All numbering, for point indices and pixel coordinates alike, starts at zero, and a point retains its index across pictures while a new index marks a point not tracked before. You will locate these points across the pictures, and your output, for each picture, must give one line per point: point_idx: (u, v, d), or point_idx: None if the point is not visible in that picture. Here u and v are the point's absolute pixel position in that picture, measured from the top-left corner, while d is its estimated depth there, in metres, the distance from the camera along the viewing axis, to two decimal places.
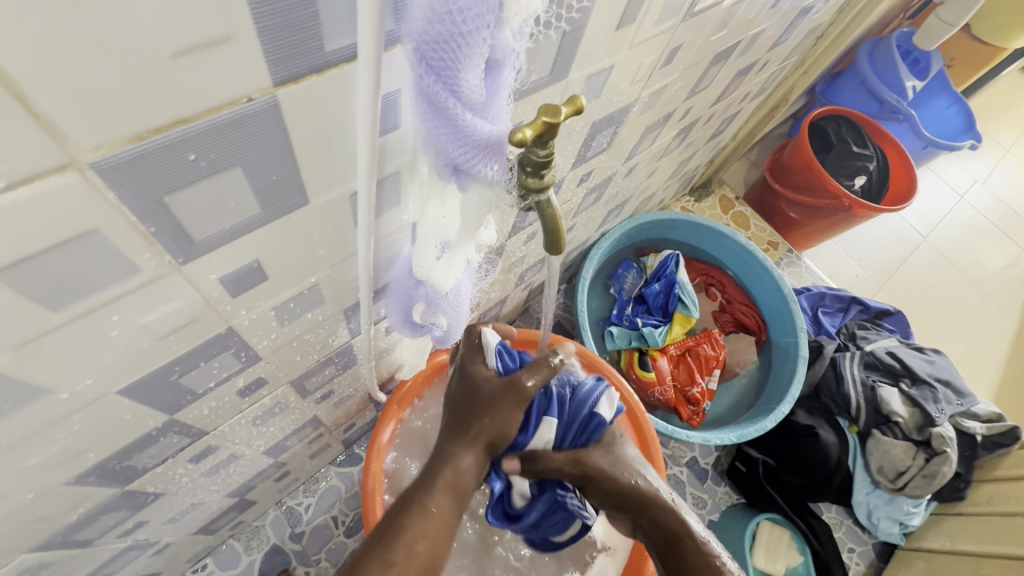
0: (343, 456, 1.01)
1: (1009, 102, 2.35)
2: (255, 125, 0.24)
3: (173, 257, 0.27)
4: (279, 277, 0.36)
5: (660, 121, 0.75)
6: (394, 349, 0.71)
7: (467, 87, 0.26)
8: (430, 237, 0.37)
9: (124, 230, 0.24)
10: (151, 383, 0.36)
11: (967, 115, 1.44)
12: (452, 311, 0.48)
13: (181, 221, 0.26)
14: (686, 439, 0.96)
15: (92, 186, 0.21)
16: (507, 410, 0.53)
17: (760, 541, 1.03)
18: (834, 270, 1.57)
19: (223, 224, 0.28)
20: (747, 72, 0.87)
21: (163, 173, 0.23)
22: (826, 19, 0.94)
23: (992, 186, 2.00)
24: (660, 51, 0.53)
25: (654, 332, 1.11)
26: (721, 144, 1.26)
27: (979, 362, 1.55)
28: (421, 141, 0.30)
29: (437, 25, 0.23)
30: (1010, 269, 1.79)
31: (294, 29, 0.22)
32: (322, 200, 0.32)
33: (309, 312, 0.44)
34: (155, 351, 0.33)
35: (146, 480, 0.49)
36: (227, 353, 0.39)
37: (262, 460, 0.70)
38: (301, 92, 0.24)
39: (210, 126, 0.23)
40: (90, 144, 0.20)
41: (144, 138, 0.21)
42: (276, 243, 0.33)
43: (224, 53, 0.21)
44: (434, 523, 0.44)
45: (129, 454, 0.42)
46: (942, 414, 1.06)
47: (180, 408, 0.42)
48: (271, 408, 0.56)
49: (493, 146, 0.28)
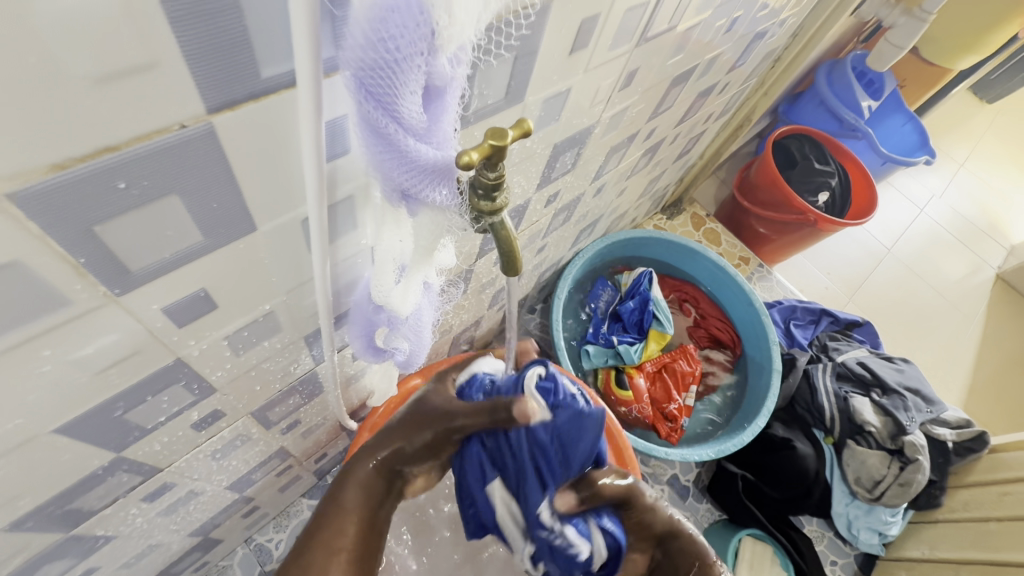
0: (315, 487, 0.98)
1: (960, 118, 2.48)
2: (190, 152, 0.24)
3: (108, 288, 0.26)
4: (230, 305, 0.35)
5: (625, 141, 0.77)
6: (362, 375, 0.68)
7: (407, 113, 0.26)
8: (386, 261, 0.37)
9: (51, 262, 0.23)
10: (94, 420, 0.34)
11: (921, 132, 1.51)
12: (413, 335, 0.47)
13: (115, 251, 0.25)
14: (665, 456, 0.96)
15: (10, 217, 0.20)
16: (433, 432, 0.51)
17: (743, 558, 1.02)
18: (804, 284, 1.62)
19: (162, 252, 0.27)
20: (709, 93, 0.90)
21: (89, 202, 0.22)
22: (781, 43, 0.99)
23: (950, 199, 2.09)
24: (617, 75, 0.54)
25: (630, 350, 1.12)
26: (689, 164, 1.29)
27: (948, 369, 1.59)
28: (369, 167, 0.30)
29: (372, 53, 0.23)
30: (970, 278, 1.86)
31: (226, 55, 0.22)
32: (270, 226, 0.32)
33: (265, 340, 0.43)
34: (95, 386, 0.32)
35: (95, 522, 0.47)
36: (177, 385, 0.38)
37: (226, 495, 0.68)
38: (240, 120, 0.24)
39: (142, 152, 0.22)
40: (7, 174, 0.19)
41: (66, 167, 0.20)
42: (223, 271, 0.32)
43: (152, 79, 0.20)
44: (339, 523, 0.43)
45: (74, 496, 0.40)
46: (913, 422, 1.07)
47: (128, 445, 0.40)
48: (231, 440, 0.54)
49: (441, 171, 0.29)
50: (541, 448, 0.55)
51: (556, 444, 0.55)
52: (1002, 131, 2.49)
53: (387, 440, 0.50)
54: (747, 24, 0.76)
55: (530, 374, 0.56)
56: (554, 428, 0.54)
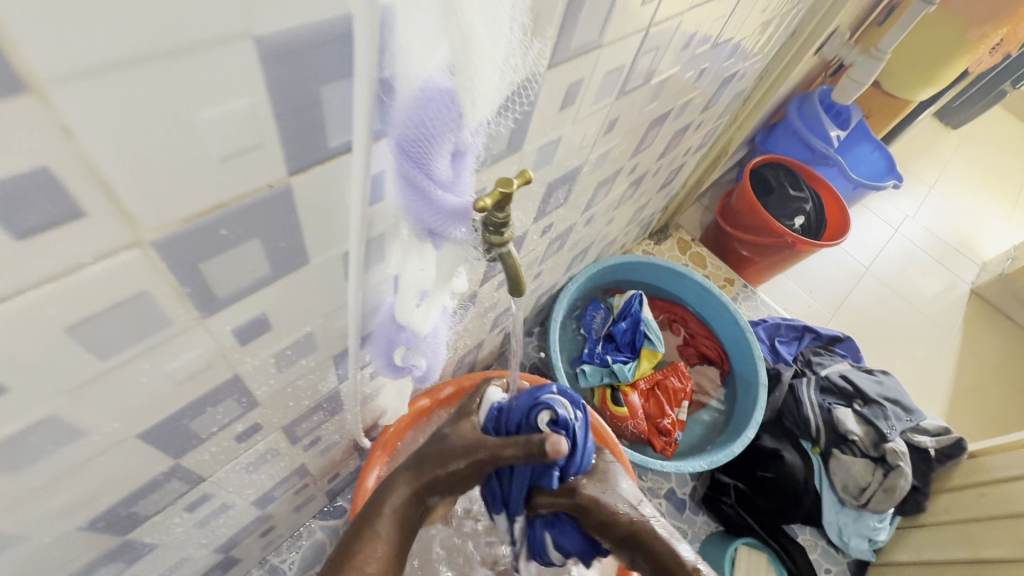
0: (327, 508, 1.03)
1: (928, 143, 2.62)
2: (272, 204, 0.31)
3: (199, 311, 0.33)
4: (281, 326, 0.42)
5: (611, 176, 0.85)
6: (378, 395, 0.74)
7: (439, 171, 0.33)
8: (409, 288, 0.44)
9: (166, 291, 0.30)
10: (166, 427, 0.40)
11: (888, 158, 1.63)
12: (431, 352, 0.54)
13: (210, 282, 0.32)
14: (661, 469, 1.01)
15: (149, 258, 0.27)
16: (466, 462, 0.59)
17: (740, 567, 1.06)
18: (788, 302, 1.70)
19: (241, 282, 0.34)
20: (686, 130, 0.99)
21: (200, 244, 0.29)
22: (749, 84, 1.10)
23: (923, 219, 2.20)
24: (600, 123, 0.62)
25: (624, 368, 1.18)
26: (672, 193, 1.38)
27: (930, 382, 1.66)
28: (403, 210, 0.37)
29: (417, 130, 0.30)
30: (946, 294, 1.95)
31: (307, 133, 0.29)
32: (319, 258, 0.39)
33: (303, 358, 0.49)
34: (173, 395, 0.38)
35: (144, 529, 0.51)
36: (230, 398, 0.44)
37: (250, 511, 0.73)
38: (307, 180, 0.31)
39: (241, 206, 0.29)
40: (154, 228, 0.26)
41: (190, 221, 0.27)
42: (281, 297, 0.39)
43: (256, 155, 0.27)
44: (380, 552, 0.53)
45: (136, 499, 0.45)
46: (893, 430, 1.14)
47: (185, 452, 0.46)
48: (263, 454, 0.60)
49: (461, 214, 0.36)
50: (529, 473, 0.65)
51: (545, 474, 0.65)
52: (967, 155, 2.64)
53: (421, 470, 0.59)
54: (716, 70, 0.85)
55: (540, 415, 0.62)
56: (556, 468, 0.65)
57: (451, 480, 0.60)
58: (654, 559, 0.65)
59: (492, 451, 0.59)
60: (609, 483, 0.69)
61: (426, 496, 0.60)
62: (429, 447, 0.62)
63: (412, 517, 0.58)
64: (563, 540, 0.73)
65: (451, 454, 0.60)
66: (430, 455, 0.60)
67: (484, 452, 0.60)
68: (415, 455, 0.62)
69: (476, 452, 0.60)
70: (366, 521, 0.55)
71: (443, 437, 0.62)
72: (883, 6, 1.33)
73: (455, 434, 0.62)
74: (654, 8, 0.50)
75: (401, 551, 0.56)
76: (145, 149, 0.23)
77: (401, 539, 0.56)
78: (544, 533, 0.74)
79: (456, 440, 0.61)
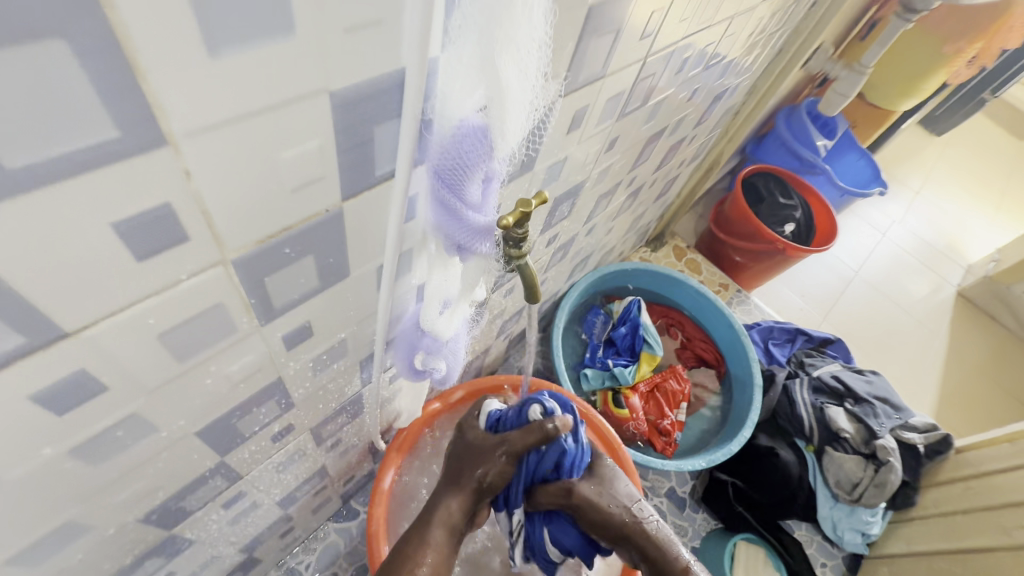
0: (341, 511, 1.06)
1: (913, 150, 2.71)
2: (326, 226, 0.35)
3: (259, 319, 0.37)
4: (321, 332, 0.46)
5: (611, 189, 0.91)
6: (394, 398, 0.79)
7: (470, 196, 0.38)
8: (434, 297, 0.48)
9: (236, 303, 0.34)
10: (218, 425, 0.44)
11: (873, 166, 1.70)
12: (450, 354, 0.58)
13: (271, 293, 0.36)
14: (661, 467, 1.06)
15: (228, 274, 0.31)
16: (497, 466, 0.63)
17: (739, 561, 1.10)
18: (781, 306, 1.76)
19: (294, 293, 0.38)
20: (681, 144, 1.05)
21: (267, 262, 0.34)
22: (739, 99, 1.16)
23: (909, 224, 2.27)
24: (602, 142, 0.68)
25: (624, 371, 1.23)
26: (667, 202, 1.44)
27: (918, 382, 1.71)
28: (434, 227, 0.42)
29: (455, 162, 0.35)
30: (933, 296, 2.01)
31: (360, 165, 0.33)
32: (358, 271, 0.43)
33: (335, 362, 0.54)
34: (228, 396, 0.42)
35: (187, 524, 0.55)
36: (272, 399, 0.49)
37: (274, 511, 0.76)
38: (355, 204, 0.36)
39: (303, 229, 0.34)
40: (236, 248, 0.30)
41: (263, 242, 0.32)
42: (323, 307, 0.43)
43: (319, 186, 0.32)
44: (435, 557, 0.58)
45: (185, 494, 0.49)
46: (883, 428, 1.20)
47: (230, 450, 0.50)
48: (291, 454, 0.64)
49: (486, 231, 0.41)
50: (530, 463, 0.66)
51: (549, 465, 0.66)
52: (951, 161, 2.72)
53: (463, 481, 0.63)
54: (708, 88, 0.91)
55: (530, 410, 0.66)
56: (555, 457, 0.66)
57: (490, 484, 0.64)
58: (642, 552, 0.71)
59: (512, 449, 0.63)
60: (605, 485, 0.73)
61: (476, 503, 0.64)
62: (460, 453, 0.67)
63: (459, 525, 0.62)
64: (563, 535, 0.75)
65: (483, 459, 0.64)
66: (466, 464, 0.65)
67: (511, 454, 0.63)
68: (454, 464, 0.66)
69: (505, 455, 0.63)
70: (416, 531, 0.60)
71: (478, 446, 0.66)
72: (864, 23, 1.40)
73: (479, 439, 0.67)
74: (651, 41, 0.55)
75: (450, 552, 0.60)
76: (239, 185, 0.27)
77: (450, 541, 0.61)
78: (542, 530, 0.75)
79: (482, 444, 0.66)
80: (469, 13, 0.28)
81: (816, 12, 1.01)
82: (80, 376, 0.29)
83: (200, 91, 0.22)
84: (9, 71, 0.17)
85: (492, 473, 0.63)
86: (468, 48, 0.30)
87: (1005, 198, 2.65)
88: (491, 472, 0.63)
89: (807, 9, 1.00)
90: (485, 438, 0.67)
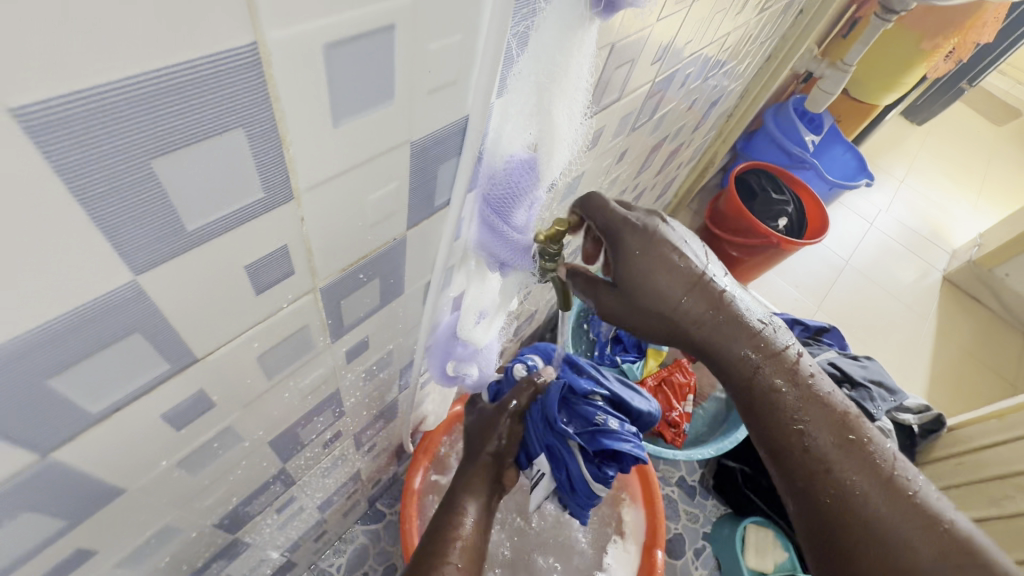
0: (368, 513, 1.10)
1: (896, 140, 2.79)
2: (393, 253, 0.40)
3: (331, 337, 0.42)
4: (375, 345, 0.51)
5: (618, 195, 0.95)
6: (423, 401, 0.83)
7: (516, 219, 0.42)
8: (469, 312, 0.53)
9: (317, 324, 0.39)
10: (286, 434, 0.49)
11: (859, 159, 1.77)
12: (483, 359, 0.63)
13: (343, 315, 0.41)
14: (674, 457, 1.11)
15: (316, 300, 0.36)
16: (505, 425, 0.72)
17: (750, 543, 1.13)
18: (777, 297, 1.82)
19: (360, 312, 0.43)
20: (681, 147, 1.10)
21: (345, 287, 0.38)
22: (733, 102, 1.21)
23: (895, 213, 2.34)
24: (614, 154, 0.72)
25: (632, 366, 1.31)
26: (666, 202, 1.49)
27: (910, 364, 1.78)
28: (480, 246, 0.46)
29: (503, 187, 0.39)
30: (920, 282, 2.09)
31: (423, 198, 0.38)
32: (411, 288, 0.48)
33: (382, 371, 0.58)
34: (298, 406, 0.46)
35: (247, 528, 0.59)
36: (328, 409, 0.53)
37: (314, 514, 0.80)
38: (416, 231, 0.40)
39: (375, 257, 0.38)
40: (325, 277, 0.35)
41: (344, 270, 0.36)
42: (378, 323, 0.48)
43: (392, 219, 0.36)
44: (472, 529, 0.62)
45: (251, 499, 0.53)
46: (879, 410, 1.23)
47: (291, 456, 0.54)
48: (335, 460, 0.68)
49: (526, 251, 0.45)
50: (535, 413, 0.72)
51: (549, 409, 0.69)
52: (933, 149, 2.81)
53: (478, 456, 0.71)
54: (706, 96, 0.96)
55: (516, 371, 0.78)
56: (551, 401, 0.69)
57: (507, 443, 0.73)
58: (721, 371, 0.57)
59: (514, 409, 0.72)
60: (646, 271, 0.51)
61: (497, 469, 0.72)
62: (473, 430, 0.77)
63: (488, 492, 0.69)
64: (594, 467, 0.71)
65: (490, 425, 0.73)
66: (479, 439, 0.73)
67: (513, 412, 0.72)
68: (470, 444, 0.75)
69: (509, 414, 0.72)
70: (448, 504, 0.66)
71: (485, 419, 0.75)
72: (846, 22, 1.48)
73: (485, 413, 0.76)
74: (659, 64, 0.60)
75: (484, 516, 0.66)
76: (335, 225, 0.32)
77: (483, 513, 0.66)
78: (578, 468, 0.71)
79: (490, 413, 0.75)
80: (527, 70, 0.33)
81: (802, 20, 1.07)
82: (197, 396, 0.33)
83: (323, 154, 0.26)
84: (205, 157, 0.21)
85: (502, 434, 0.72)
86: (524, 97, 0.35)
87: (986, 183, 2.74)
88: (503, 433, 0.72)
89: (795, 16, 1.05)
90: (488, 410, 0.76)
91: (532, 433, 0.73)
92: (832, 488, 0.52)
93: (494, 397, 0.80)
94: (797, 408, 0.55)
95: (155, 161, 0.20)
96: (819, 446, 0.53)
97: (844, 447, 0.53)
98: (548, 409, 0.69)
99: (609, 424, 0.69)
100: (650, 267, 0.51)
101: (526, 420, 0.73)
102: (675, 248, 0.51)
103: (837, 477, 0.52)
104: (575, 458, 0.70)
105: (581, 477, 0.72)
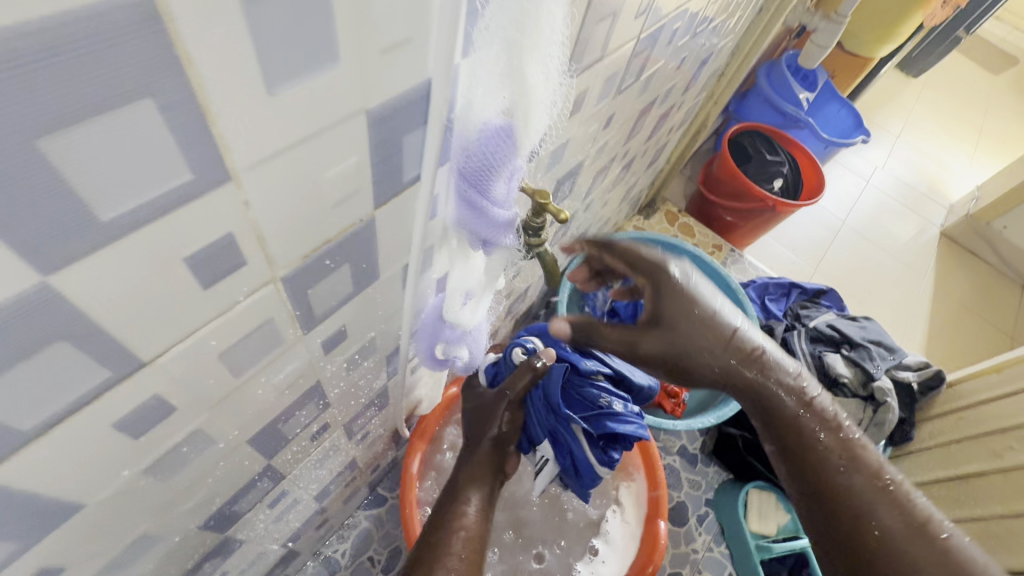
0: (369, 498, 1.10)
1: (891, 94, 2.73)
2: (361, 234, 0.37)
3: (302, 328, 0.39)
4: (354, 334, 0.48)
5: (608, 163, 0.92)
6: (416, 385, 0.81)
7: (496, 192, 0.39)
8: (455, 291, 0.50)
9: (285, 316, 0.36)
10: (267, 431, 0.47)
11: (855, 115, 1.73)
12: (473, 342, 0.61)
13: (313, 305, 0.38)
14: (674, 428, 1.09)
15: (279, 290, 0.33)
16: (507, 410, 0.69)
17: (752, 507, 1.15)
18: (773, 261, 1.80)
19: (333, 301, 0.40)
20: (671, 110, 1.06)
21: (312, 275, 0.35)
22: (724, 60, 1.16)
23: (891, 169, 2.30)
24: (601, 120, 0.69)
25: None
26: (658, 168, 1.45)
27: (908, 322, 1.78)
28: (458, 225, 0.43)
29: (478, 158, 0.36)
30: (918, 238, 2.07)
31: (390, 174, 0.35)
32: (389, 272, 0.45)
33: (366, 360, 0.55)
34: (276, 402, 0.44)
35: (238, 527, 0.58)
36: (311, 402, 0.51)
37: (312, 504, 0.79)
38: (386, 211, 0.37)
39: (342, 241, 0.35)
40: (286, 265, 0.32)
41: (307, 257, 0.33)
42: (355, 311, 0.45)
43: (355, 199, 0.33)
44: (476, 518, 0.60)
45: (238, 498, 0.52)
46: (878, 368, 1.23)
47: (277, 452, 0.52)
48: (326, 452, 0.67)
49: (508, 224, 0.42)
50: (537, 395, 0.70)
51: (553, 390, 0.69)
52: (929, 102, 2.75)
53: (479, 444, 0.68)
54: (695, 54, 0.92)
55: (514, 354, 0.74)
56: (554, 381, 0.68)
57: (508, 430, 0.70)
58: (763, 411, 0.61)
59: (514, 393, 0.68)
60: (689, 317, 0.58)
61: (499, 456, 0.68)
62: (473, 416, 0.73)
63: (491, 479, 0.65)
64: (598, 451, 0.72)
65: (491, 410, 0.69)
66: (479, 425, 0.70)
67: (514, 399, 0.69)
68: (471, 433, 0.71)
69: (508, 398, 0.69)
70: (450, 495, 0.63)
71: (484, 405, 0.72)
72: None
73: (483, 398, 0.73)
74: (644, 19, 0.56)
75: (487, 504, 0.63)
76: (288, 208, 0.28)
77: (485, 503, 0.62)
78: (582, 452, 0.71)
79: (490, 399, 0.71)
80: (494, 24, 0.29)
81: None
82: (154, 401, 0.30)
83: (260, 127, 0.23)
84: (108, 133, 0.18)
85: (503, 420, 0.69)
86: (493, 56, 0.31)
87: (982, 134, 2.69)
88: (505, 418, 0.69)
89: None
90: (486, 396, 0.72)
91: (532, 420, 0.72)
92: (875, 527, 0.51)
93: (491, 383, 0.76)
94: (836, 448, 0.57)
95: (40, 139, 0.17)
96: (858, 489, 0.53)
97: (882, 489, 0.53)
98: (551, 394, 0.69)
99: (613, 407, 0.71)
100: (694, 320, 0.59)
101: (526, 404, 0.71)
102: (717, 310, 0.60)
103: (875, 517, 0.51)
104: (579, 443, 0.71)
105: (586, 461, 0.72)
